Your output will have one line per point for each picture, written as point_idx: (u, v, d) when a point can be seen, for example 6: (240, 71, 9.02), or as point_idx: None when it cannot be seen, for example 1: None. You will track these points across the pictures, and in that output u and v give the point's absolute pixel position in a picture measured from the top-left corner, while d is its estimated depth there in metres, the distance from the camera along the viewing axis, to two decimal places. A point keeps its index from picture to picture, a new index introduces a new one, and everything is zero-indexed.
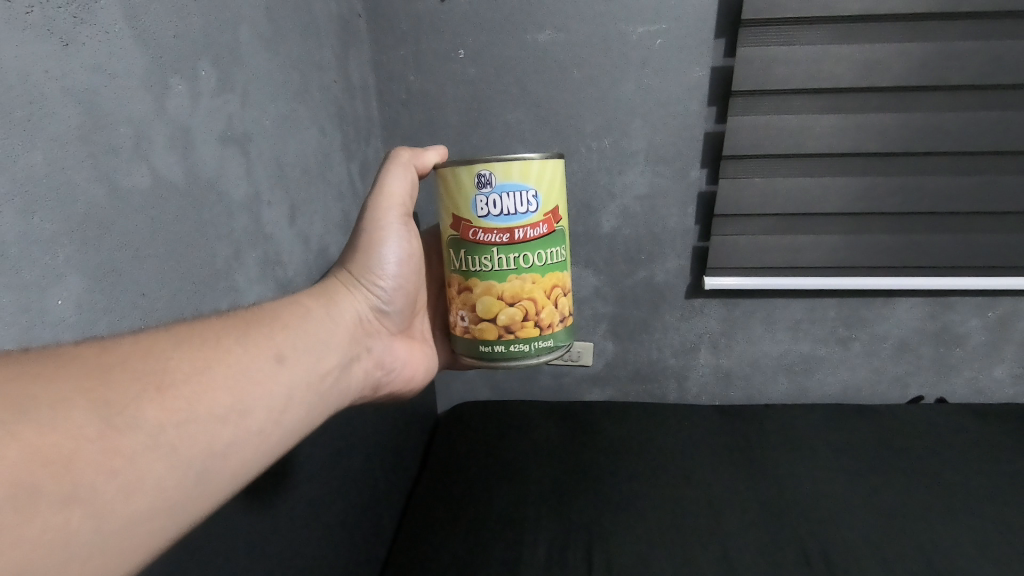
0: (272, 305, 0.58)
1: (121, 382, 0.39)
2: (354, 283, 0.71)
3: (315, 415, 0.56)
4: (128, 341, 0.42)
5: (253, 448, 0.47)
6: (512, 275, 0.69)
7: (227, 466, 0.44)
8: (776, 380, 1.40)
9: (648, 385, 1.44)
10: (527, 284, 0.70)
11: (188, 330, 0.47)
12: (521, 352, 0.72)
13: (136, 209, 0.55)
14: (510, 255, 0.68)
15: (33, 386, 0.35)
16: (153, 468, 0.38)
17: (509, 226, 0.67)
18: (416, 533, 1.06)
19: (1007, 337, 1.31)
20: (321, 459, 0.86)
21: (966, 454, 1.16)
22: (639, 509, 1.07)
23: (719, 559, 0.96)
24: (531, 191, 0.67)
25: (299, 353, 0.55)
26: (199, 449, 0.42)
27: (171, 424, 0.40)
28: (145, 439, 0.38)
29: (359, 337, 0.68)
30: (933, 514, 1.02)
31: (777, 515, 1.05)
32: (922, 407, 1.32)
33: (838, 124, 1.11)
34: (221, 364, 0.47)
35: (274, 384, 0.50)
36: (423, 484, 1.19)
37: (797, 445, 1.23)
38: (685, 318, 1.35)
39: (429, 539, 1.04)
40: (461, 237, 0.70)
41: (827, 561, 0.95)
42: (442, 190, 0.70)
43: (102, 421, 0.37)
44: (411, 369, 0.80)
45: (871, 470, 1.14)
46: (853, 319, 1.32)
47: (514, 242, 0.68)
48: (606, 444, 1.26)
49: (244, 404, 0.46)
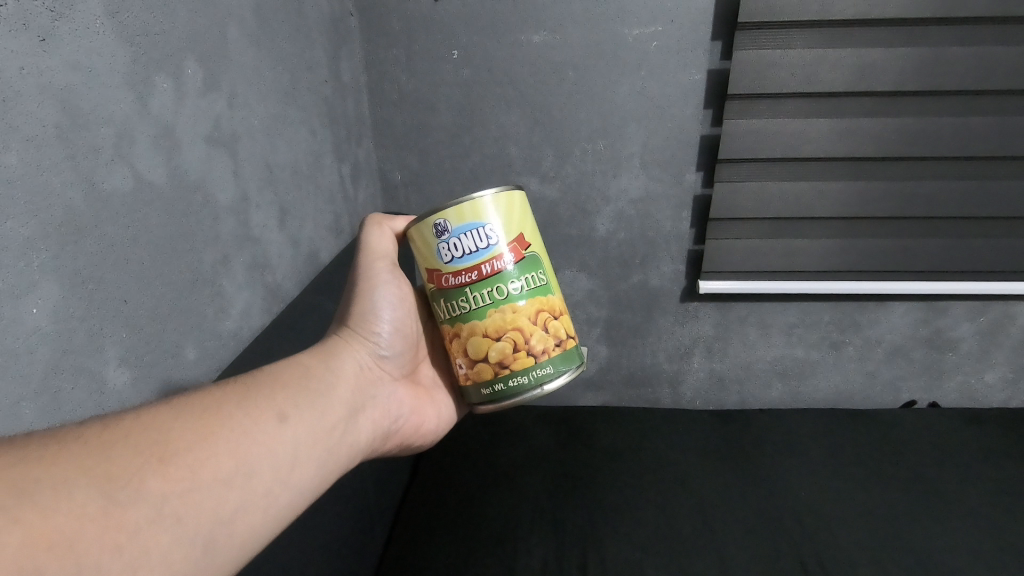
0: (272, 364, 0.60)
1: (123, 458, 0.42)
2: (354, 332, 0.72)
3: (323, 472, 0.58)
4: (130, 415, 0.45)
5: (258, 512, 0.49)
6: (491, 310, 0.69)
7: (234, 532, 0.47)
8: (769, 384, 1.40)
9: (642, 389, 1.43)
10: (508, 315, 0.69)
11: (189, 400, 0.49)
12: (523, 384, 0.70)
13: (117, 212, 0.53)
14: (483, 291, 0.68)
15: (37, 469, 0.38)
16: (158, 541, 0.41)
17: (474, 263, 0.67)
18: (411, 546, 1.04)
19: (998, 341, 1.31)
20: None
21: (959, 458, 1.16)
22: (634, 515, 1.06)
23: (715, 567, 0.95)
24: (488, 225, 0.67)
25: (301, 410, 0.57)
26: (203, 517, 0.44)
27: (173, 495, 0.43)
28: (148, 512, 0.41)
29: (363, 387, 0.68)
30: (926, 519, 1.02)
31: (773, 521, 1.04)
32: (916, 411, 1.32)
33: (832, 128, 1.10)
34: (222, 431, 0.49)
35: (277, 444, 0.53)
36: (415, 495, 1.17)
37: (791, 450, 1.22)
38: (679, 322, 1.34)
39: (423, 552, 1.02)
40: (437, 288, 0.70)
41: (822, 566, 0.94)
42: (414, 245, 0.71)
43: (105, 498, 0.39)
44: (418, 418, 0.78)
45: (865, 474, 1.14)
46: (846, 323, 1.31)
47: (484, 277, 0.68)
48: (599, 448, 1.25)
49: (246, 468, 0.49)
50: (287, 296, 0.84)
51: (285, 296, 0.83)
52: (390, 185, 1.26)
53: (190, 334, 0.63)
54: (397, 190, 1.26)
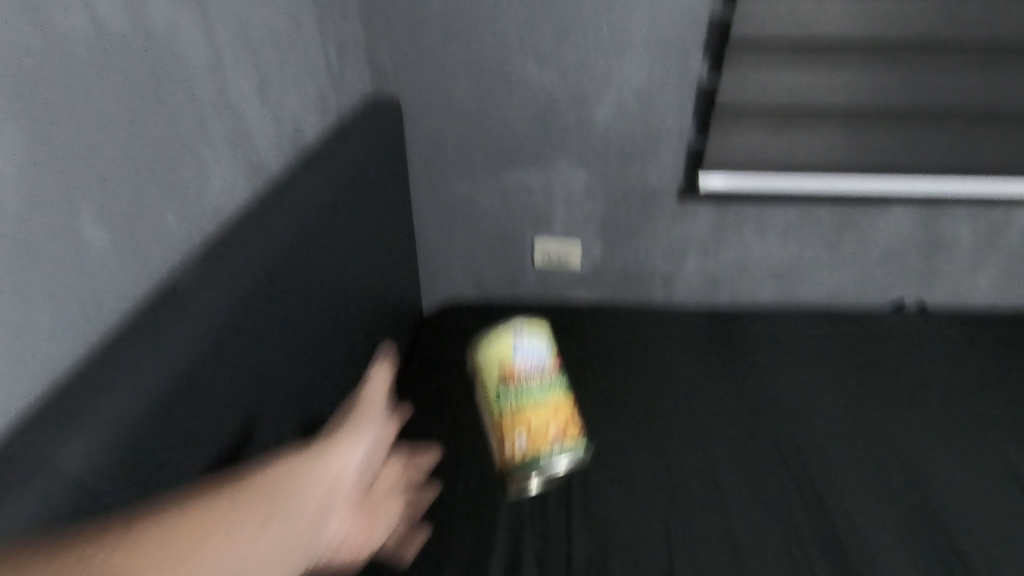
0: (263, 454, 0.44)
1: None
2: (341, 417, 0.52)
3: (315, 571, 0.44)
4: (90, 538, 0.35)
5: None
6: (534, 396, 0.74)
7: None
8: (761, 283, 1.38)
9: (633, 285, 1.40)
10: (549, 401, 0.75)
11: (162, 514, 0.38)
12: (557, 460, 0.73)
13: (76, 54, 0.48)
14: (528, 384, 0.75)
15: None
16: None
17: (523, 361, 0.75)
18: (398, 423, 1.05)
19: (994, 245, 1.30)
20: (314, 352, 0.82)
21: (938, 356, 1.19)
22: (622, 403, 1.08)
23: (697, 453, 0.98)
24: (533, 340, 0.77)
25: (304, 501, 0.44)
26: None
27: None
28: None
29: (370, 464, 0.51)
30: (900, 411, 1.06)
31: (753, 412, 1.06)
32: (913, 316, 1.30)
33: (855, 9, 1.03)
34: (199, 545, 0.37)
35: (269, 548, 0.40)
36: (403, 376, 1.16)
37: (778, 342, 1.24)
38: (676, 220, 1.31)
39: (411, 428, 1.03)
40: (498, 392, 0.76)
41: (796, 449, 0.99)
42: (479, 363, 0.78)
43: None
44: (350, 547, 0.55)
45: (847, 367, 1.17)
46: (845, 224, 1.29)
47: (529, 375, 0.75)
48: (592, 339, 1.25)
49: None
50: (268, 173, 0.80)
51: (266, 172, 0.79)
52: (377, 65, 1.18)
53: (168, 192, 0.60)
54: (386, 71, 1.18)
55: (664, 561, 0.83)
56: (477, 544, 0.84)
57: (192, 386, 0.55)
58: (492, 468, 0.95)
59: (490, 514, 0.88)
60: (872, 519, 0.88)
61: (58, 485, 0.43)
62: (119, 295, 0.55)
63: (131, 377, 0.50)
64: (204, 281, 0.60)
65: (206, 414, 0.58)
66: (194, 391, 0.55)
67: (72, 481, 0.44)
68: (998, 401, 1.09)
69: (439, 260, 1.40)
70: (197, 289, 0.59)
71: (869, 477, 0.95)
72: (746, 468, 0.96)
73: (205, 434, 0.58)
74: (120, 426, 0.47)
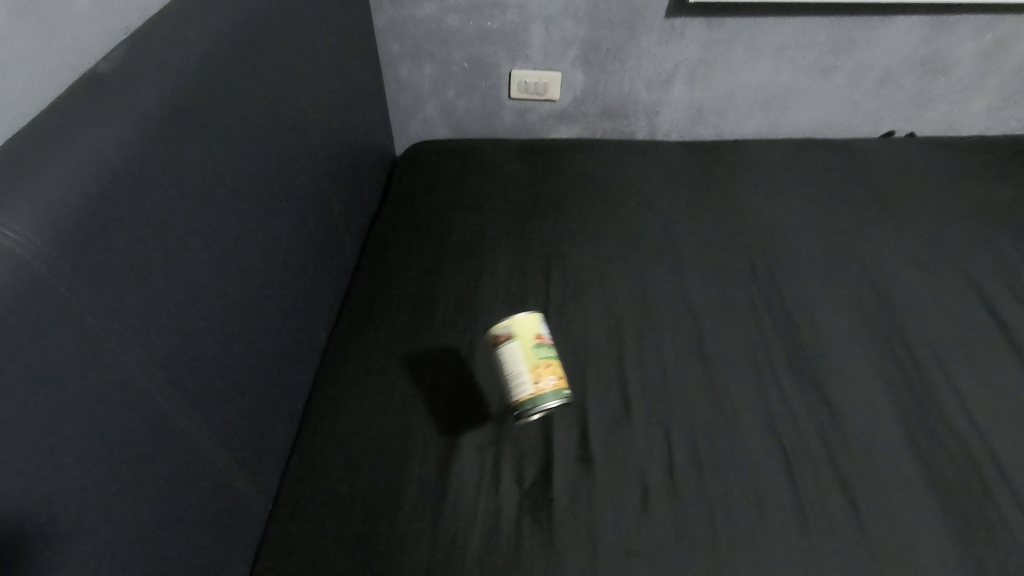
0: None
1: None
2: None
3: None
4: None
5: None
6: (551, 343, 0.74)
7: None
8: (748, 116, 1.31)
9: (615, 123, 1.32)
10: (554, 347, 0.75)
11: None
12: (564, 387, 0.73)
13: None
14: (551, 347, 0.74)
15: None
16: None
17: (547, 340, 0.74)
18: (381, 255, 0.99)
19: (995, 64, 1.22)
20: (280, 202, 0.75)
21: (922, 177, 1.14)
22: (602, 230, 1.02)
23: (670, 276, 0.95)
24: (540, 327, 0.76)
25: None
26: None
27: None
28: None
29: None
30: (876, 229, 1.04)
31: (734, 236, 1.02)
32: (897, 140, 1.24)
33: None
34: None
35: None
36: (386, 208, 1.09)
37: (762, 167, 1.17)
38: (662, 42, 1.17)
39: (394, 260, 0.98)
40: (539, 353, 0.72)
41: (770, 270, 0.96)
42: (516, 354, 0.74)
43: None
44: None
45: (830, 189, 1.12)
46: (844, 42, 1.18)
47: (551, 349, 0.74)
48: (572, 168, 1.16)
49: None
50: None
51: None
52: None
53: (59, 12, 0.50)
54: None
55: (635, 374, 0.81)
56: (458, 366, 0.82)
57: (126, 192, 0.49)
58: (475, 296, 0.91)
59: (476, 340, 0.85)
60: (844, 332, 0.86)
61: (0, 284, 0.39)
62: (29, 95, 0.48)
63: (43, 179, 0.44)
64: (118, 80, 0.53)
65: (157, 227, 0.52)
66: (130, 196, 0.49)
67: (16, 282, 0.39)
68: (986, 224, 1.04)
69: (406, 97, 1.27)
70: (112, 88, 0.52)
71: (845, 295, 0.92)
72: (719, 292, 0.92)
73: (161, 245, 0.53)
74: (55, 237, 0.42)
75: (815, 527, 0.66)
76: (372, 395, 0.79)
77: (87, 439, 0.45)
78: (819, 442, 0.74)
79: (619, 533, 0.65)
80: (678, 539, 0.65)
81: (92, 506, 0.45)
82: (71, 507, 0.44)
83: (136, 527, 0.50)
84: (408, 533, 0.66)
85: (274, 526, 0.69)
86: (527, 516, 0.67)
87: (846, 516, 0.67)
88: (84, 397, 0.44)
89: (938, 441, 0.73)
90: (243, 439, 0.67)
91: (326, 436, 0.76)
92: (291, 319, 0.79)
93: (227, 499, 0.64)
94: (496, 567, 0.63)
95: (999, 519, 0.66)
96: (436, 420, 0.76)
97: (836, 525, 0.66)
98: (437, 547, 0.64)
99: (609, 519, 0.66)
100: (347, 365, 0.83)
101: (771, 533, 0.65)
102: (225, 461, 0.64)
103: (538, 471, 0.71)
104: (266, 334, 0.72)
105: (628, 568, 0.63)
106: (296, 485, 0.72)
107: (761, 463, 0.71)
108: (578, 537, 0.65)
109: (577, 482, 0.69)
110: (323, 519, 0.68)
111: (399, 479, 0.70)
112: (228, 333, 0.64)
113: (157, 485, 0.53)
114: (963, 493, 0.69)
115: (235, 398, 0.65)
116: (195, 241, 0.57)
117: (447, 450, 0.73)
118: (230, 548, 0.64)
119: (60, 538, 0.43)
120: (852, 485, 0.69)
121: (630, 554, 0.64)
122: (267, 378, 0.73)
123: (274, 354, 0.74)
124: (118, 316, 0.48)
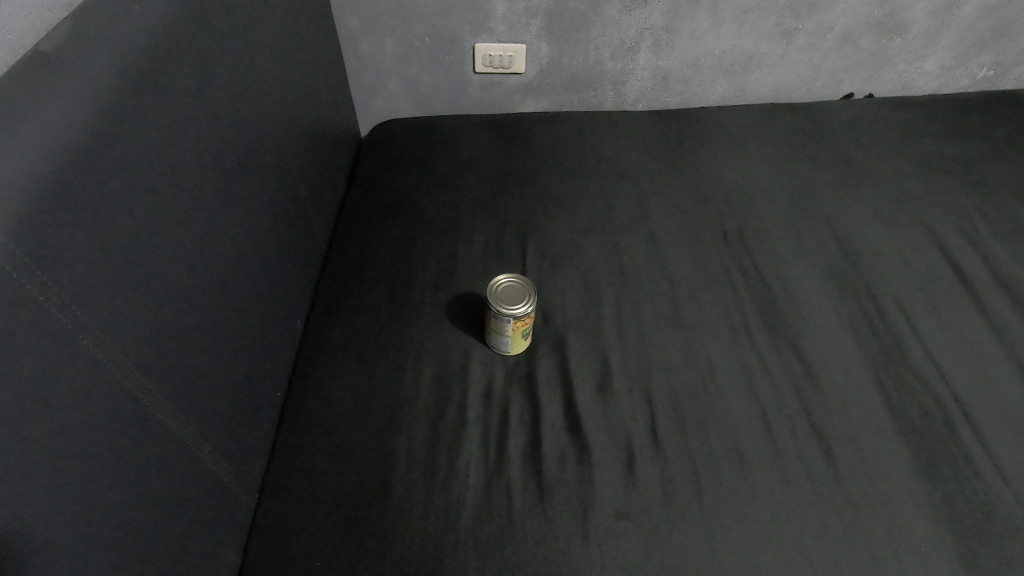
0: None
1: None
2: None
3: None
4: None
5: None
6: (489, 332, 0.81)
7: None
8: (712, 81, 1.32)
9: (582, 94, 1.31)
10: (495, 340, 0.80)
11: None
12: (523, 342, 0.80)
13: None
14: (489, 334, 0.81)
15: None
16: None
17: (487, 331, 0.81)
18: (354, 236, 0.97)
19: (948, 23, 1.25)
20: (245, 191, 0.73)
21: (885, 137, 1.17)
22: (574, 202, 1.02)
23: (644, 244, 0.96)
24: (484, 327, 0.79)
25: None
26: None
27: None
28: None
29: None
30: (843, 189, 1.06)
31: (703, 202, 1.03)
32: (857, 101, 1.26)
33: None
34: None
35: None
36: (356, 188, 1.06)
37: (729, 132, 1.18)
38: (626, 11, 1.16)
39: (368, 240, 0.96)
40: (503, 316, 0.74)
41: (740, 233, 0.98)
42: (515, 285, 0.76)
43: None
44: None
45: (796, 151, 1.14)
46: (804, 5, 1.19)
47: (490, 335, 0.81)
48: (542, 142, 1.15)
49: None
50: None
51: None
52: None
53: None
54: None
55: (615, 342, 0.82)
56: (440, 344, 0.81)
57: (81, 181, 0.47)
58: (452, 273, 0.90)
59: (455, 318, 0.84)
60: (813, 289, 0.89)
61: None
62: None
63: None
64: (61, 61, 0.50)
65: (110, 215, 0.49)
66: (87, 186, 0.47)
67: None
68: (948, 181, 1.07)
69: (369, 74, 1.24)
70: (52, 67, 0.49)
71: (813, 254, 0.94)
72: (693, 258, 0.94)
73: (123, 235, 0.51)
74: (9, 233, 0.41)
75: (796, 479, 0.69)
76: (356, 376, 0.78)
77: (61, 439, 0.44)
78: (795, 397, 0.76)
79: (609, 498, 0.67)
80: (666, 499, 0.67)
81: (64, 512, 0.44)
82: (46, 512, 0.42)
83: (117, 527, 0.50)
84: (401, 510, 0.66)
85: (263, 516, 0.68)
86: (518, 488, 0.68)
87: (823, 465, 0.70)
88: (54, 398, 0.43)
89: (907, 390, 0.77)
90: (225, 429, 0.66)
91: (311, 421, 0.75)
92: (265, 308, 0.78)
93: (211, 494, 0.63)
94: (491, 538, 0.64)
95: (965, 459, 0.70)
96: (421, 399, 0.75)
97: (814, 476, 0.69)
98: (429, 525, 0.65)
99: (599, 485, 0.68)
100: (328, 349, 0.82)
101: (754, 487, 0.68)
102: (207, 454, 0.63)
103: (526, 442, 0.72)
104: (239, 324, 0.71)
105: (619, 531, 0.64)
106: (285, 471, 0.72)
107: (742, 421, 0.73)
108: (570, 504, 0.66)
109: (564, 452, 0.71)
110: (313, 508, 0.68)
111: (388, 459, 0.70)
112: (202, 327, 0.63)
113: (141, 482, 0.52)
114: (933, 438, 0.72)
115: (213, 390, 0.64)
116: (155, 229, 0.55)
117: (433, 428, 0.73)
118: (220, 539, 0.64)
119: (34, 547, 0.42)
120: (828, 436, 0.72)
121: (620, 517, 0.65)
122: (245, 370, 0.72)
123: (249, 344, 0.73)
124: (82, 311, 0.46)
